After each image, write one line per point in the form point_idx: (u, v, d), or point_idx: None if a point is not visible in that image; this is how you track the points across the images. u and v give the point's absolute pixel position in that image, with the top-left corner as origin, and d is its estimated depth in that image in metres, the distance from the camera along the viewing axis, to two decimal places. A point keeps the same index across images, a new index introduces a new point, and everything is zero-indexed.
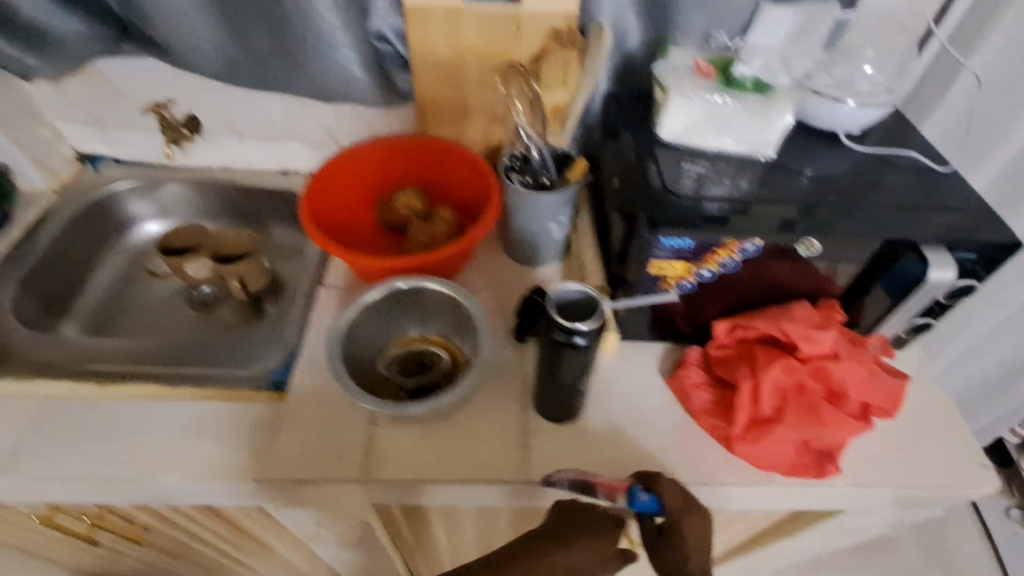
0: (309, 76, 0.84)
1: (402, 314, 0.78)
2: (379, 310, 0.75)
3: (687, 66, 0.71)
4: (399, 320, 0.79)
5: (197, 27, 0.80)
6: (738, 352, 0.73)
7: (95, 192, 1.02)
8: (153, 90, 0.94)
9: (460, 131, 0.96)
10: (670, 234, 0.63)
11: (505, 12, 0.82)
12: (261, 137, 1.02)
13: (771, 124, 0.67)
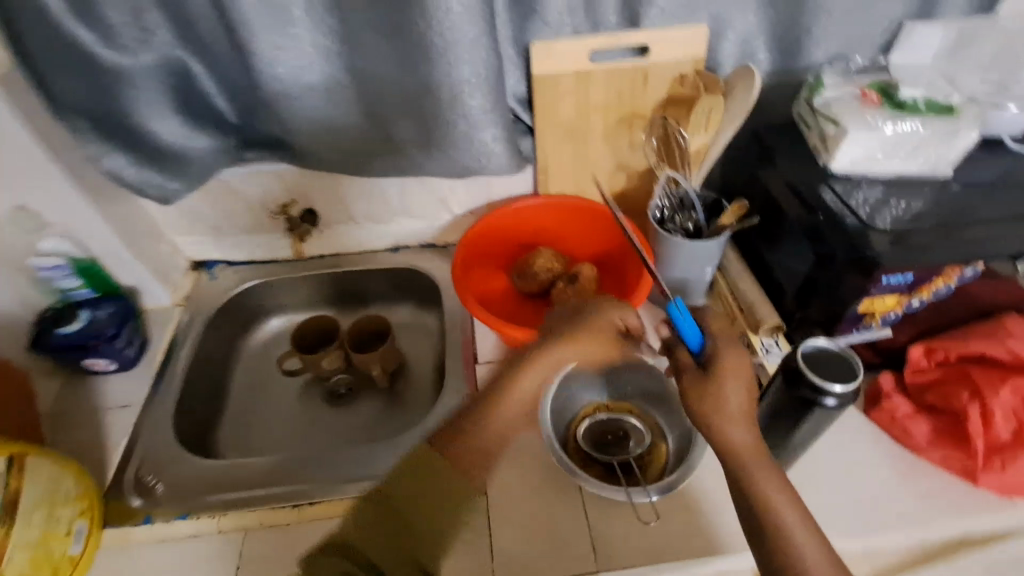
0: (453, 158, 0.79)
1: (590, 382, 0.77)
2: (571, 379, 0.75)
3: (849, 96, 0.70)
4: (585, 387, 0.77)
5: (339, 122, 0.77)
6: (949, 375, 0.70)
7: (219, 298, 1.01)
8: (274, 192, 0.94)
9: (580, 185, 0.95)
10: (893, 271, 0.62)
11: (633, 67, 0.81)
12: (375, 219, 1.01)
13: (954, 144, 0.66)
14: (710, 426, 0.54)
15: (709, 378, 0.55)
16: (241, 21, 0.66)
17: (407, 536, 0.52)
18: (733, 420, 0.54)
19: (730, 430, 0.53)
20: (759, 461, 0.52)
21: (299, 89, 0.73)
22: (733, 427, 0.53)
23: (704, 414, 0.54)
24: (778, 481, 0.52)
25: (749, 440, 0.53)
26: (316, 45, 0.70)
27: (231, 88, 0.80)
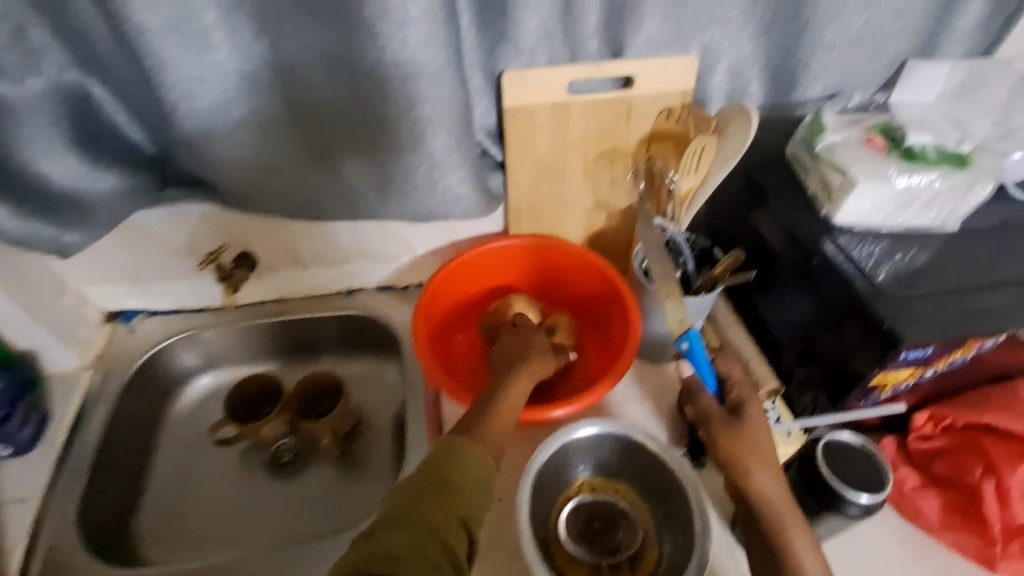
0: (414, 202, 0.69)
1: (575, 461, 0.67)
2: (553, 462, 0.65)
3: (854, 142, 0.64)
4: (570, 466, 0.67)
5: (276, 163, 0.65)
6: (958, 443, 0.65)
7: (140, 356, 0.87)
8: (202, 236, 0.80)
9: (556, 225, 0.86)
10: (914, 346, 0.55)
11: (616, 99, 0.73)
12: (326, 261, 0.89)
13: (965, 198, 0.60)
14: (740, 471, 0.57)
15: (741, 423, 0.59)
16: (143, 49, 0.52)
17: (455, 495, 0.46)
18: (764, 464, 0.56)
19: (755, 473, 0.56)
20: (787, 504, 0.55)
21: (226, 126, 0.61)
22: (762, 471, 0.56)
23: (737, 458, 0.57)
24: (795, 522, 0.54)
25: (776, 484, 0.56)
26: (244, 75, 0.57)
27: (143, 121, 0.67)
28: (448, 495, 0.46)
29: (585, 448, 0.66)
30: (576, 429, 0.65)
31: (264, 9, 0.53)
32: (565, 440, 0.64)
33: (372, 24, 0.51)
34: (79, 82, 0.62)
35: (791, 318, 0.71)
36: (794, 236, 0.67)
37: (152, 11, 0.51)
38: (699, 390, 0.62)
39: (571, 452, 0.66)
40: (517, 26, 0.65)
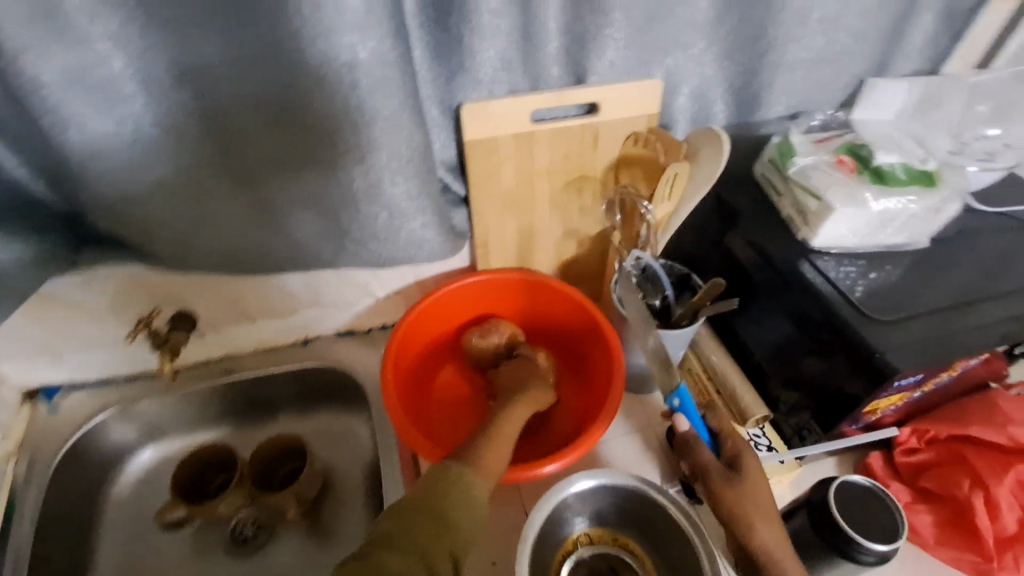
0: (373, 250, 0.63)
1: (571, 515, 0.62)
2: (549, 520, 0.60)
3: (825, 164, 0.63)
4: (566, 520, 0.62)
5: (212, 219, 0.57)
6: (945, 457, 0.65)
7: (68, 437, 0.76)
8: (132, 300, 0.72)
9: (525, 256, 0.82)
10: (907, 375, 0.54)
11: (582, 126, 0.69)
12: (277, 312, 0.81)
13: (933, 215, 0.61)
14: (744, 526, 0.52)
15: (740, 476, 0.55)
16: (38, 106, 0.44)
17: (449, 531, 0.45)
18: (766, 519, 0.52)
19: (759, 526, 0.52)
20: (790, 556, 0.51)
21: (149, 184, 0.53)
22: (765, 526, 0.52)
23: (741, 513, 0.53)
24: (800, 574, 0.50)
25: (778, 536, 0.52)
26: (163, 127, 0.49)
27: (47, 180, 0.58)
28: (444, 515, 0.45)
29: (583, 500, 0.61)
30: (574, 483, 0.60)
31: (182, 54, 0.45)
32: (561, 495, 0.60)
33: (317, 69, 0.45)
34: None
35: (775, 342, 0.69)
36: (772, 260, 0.66)
37: (43, 63, 0.42)
38: (699, 441, 0.57)
39: (568, 507, 0.61)
40: (474, 56, 0.60)
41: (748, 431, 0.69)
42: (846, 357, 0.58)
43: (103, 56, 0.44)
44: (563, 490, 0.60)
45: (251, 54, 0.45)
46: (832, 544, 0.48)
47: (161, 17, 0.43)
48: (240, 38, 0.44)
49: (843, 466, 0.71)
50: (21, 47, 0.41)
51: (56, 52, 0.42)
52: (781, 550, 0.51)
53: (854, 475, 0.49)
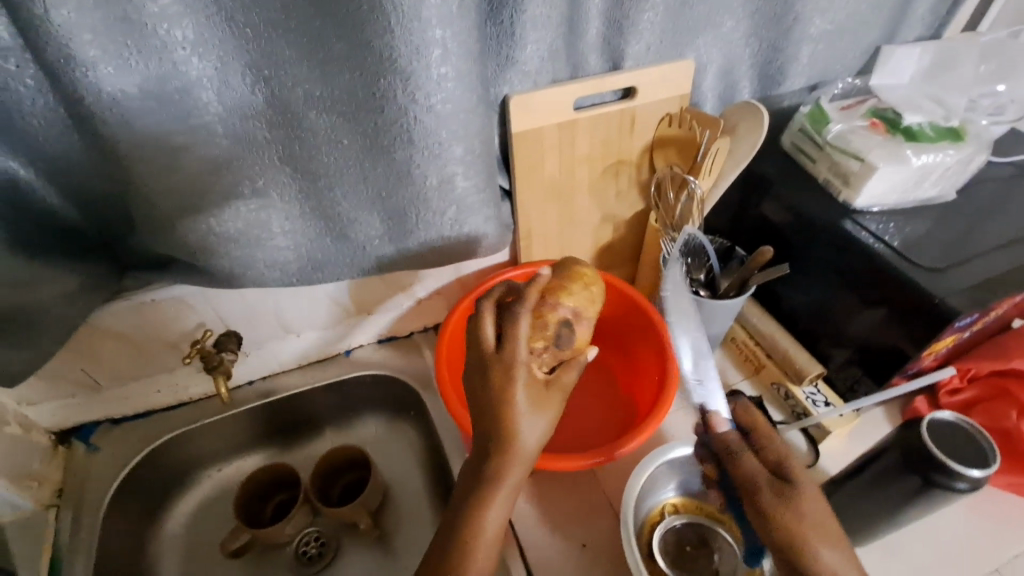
0: (434, 249, 0.62)
1: (664, 481, 0.64)
2: (644, 487, 0.62)
3: (861, 129, 0.67)
4: (658, 487, 0.64)
5: (274, 230, 0.56)
6: (987, 392, 0.70)
7: (114, 480, 0.72)
8: (179, 322, 0.69)
9: (565, 245, 0.82)
10: (966, 315, 0.58)
11: (620, 110, 0.70)
12: (319, 323, 0.79)
13: (962, 168, 0.66)
14: (801, 554, 0.45)
15: (792, 494, 0.47)
16: (111, 122, 0.42)
17: None
18: (828, 541, 0.45)
19: (818, 546, 0.45)
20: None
21: (216, 199, 0.50)
22: (826, 546, 0.45)
23: (791, 540, 0.45)
24: None
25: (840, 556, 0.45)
26: (235, 137, 0.48)
27: (86, 207, 0.53)
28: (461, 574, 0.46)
29: (678, 466, 0.64)
30: (669, 451, 0.63)
31: (261, 59, 0.44)
32: (659, 460, 0.62)
33: (407, 66, 0.45)
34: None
35: (821, 302, 0.72)
36: (814, 224, 0.69)
37: (124, 76, 0.40)
38: (743, 449, 0.51)
39: (663, 474, 0.64)
40: (521, 48, 0.60)
41: (804, 390, 0.73)
42: (906, 307, 0.62)
43: (182, 66, 0.42)
44: (663, 457, 0.63)
45: (336, 55, 0.44)
46: (928, 477, 0.51)
47: (243, 23, 0.42)
48: (326, 39, 0.44)
49: (890, 414, 0.75)
50: (101, 61, 0.39)
51: (136, 64, 0.40)
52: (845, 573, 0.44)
53: (941, 413, 0.53)
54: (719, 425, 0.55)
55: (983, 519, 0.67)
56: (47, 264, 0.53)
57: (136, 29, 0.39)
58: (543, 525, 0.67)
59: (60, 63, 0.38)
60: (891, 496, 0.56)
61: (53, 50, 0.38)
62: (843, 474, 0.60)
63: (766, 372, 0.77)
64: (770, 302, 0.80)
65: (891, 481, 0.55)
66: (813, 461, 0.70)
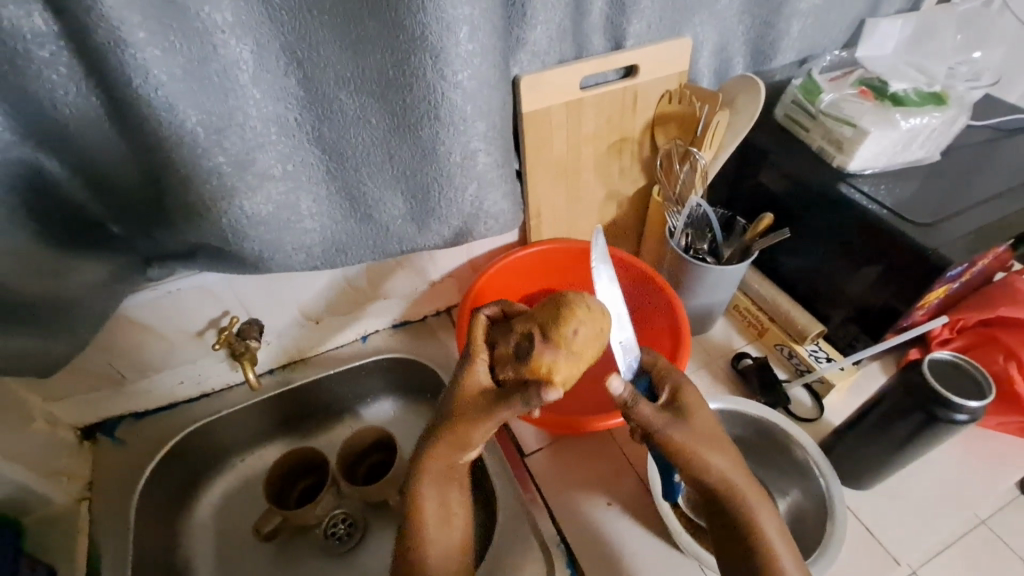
0: (456, 227, 0.65)
1: None
2: None
3: (850, 98, 0.72)
4: None
5: (302, 213, 0.57)
6: (975, 339, 0.74)
7: (144, 470, 0.73)
8: (202, 311, 0.70)
9: (573, 224, 0.84)
10: (956, 265, 0.62)
11: (623, 89, 0.72)
12: (336, 310, 0.81)
13: (944, 131, 0.71)
14: (694, 464, 0.48)
15: (685, 415, 0.50)
16: (154, 104, 0.44)
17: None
18: (716, 448, 0.49)
19: (709, 460, 0.48)
20: (747, 484, 0.50)
21: (248, 182, 0.52)
22: (716, 454, 0.49)
23: (687, 452, 0.48)
24: (754, 496, 0.50)
25: (727, 463, 0.49)
26: (269, 119, 0.50)
27: (111, 199, 0.54)
28: (410, 555, 0.52)
29: None
30: None
31: (296, 40, 0.47)
32: None
33: (437, 42, 0.48)
34: (22, 163, 0.48)
35: (820, 265, 0.76)
36: (810, 189, 0.73)
37: (168, 60, 0.43)
38: (635, 400, 0.48)
39: None
40: (532, 27, 0.62)
41: (806, 348, 0.77)
42: (901, 261, 0.66)
43: (222, 48, 0.44)
44: None
45: (369, 34, 0.48)
46: (930, 412, 0.55)
47: (280, 6, 0.45)
48: (360, 19, 0.47)
49: (887, 367, 0.79)
50: (148, 43, 0.41)
51: (180, 46, 0.43)
52: (734, 475, 0.49)
53: (940, 353, 0.58)
54: (612, 387, 0.48)
55: (978, 460, 0.72)
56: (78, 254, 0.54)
57: (181, 12, 0.41)
58: (568, 487, 0.70)
59: (110, 46, 0.40)
60: (895, 436, 0.60)
61: (103, 34, 0.40)
62: (847, 422, 0.65)
63: (770, 335, 0.81)
64: (770, 269, 0.84)
65: (895, 420, 0.59)
66: (818, 414, 0.75)
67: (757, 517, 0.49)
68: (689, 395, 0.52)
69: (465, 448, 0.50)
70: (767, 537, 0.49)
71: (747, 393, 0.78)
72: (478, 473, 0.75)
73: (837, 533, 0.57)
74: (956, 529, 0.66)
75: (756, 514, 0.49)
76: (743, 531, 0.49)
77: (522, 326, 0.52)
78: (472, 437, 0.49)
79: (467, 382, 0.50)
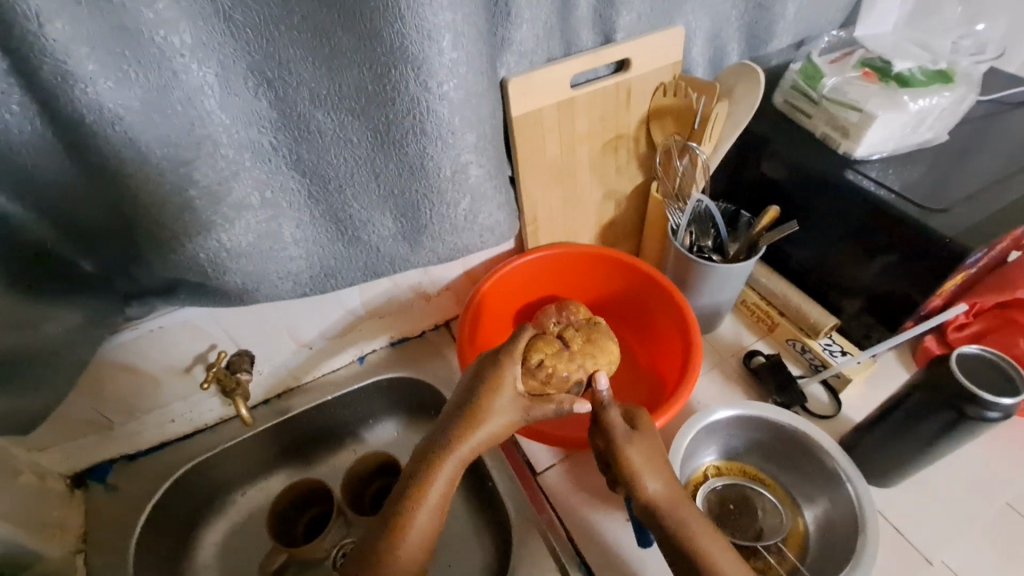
0: (449, 243, 0.61)
1: (705, 446, 0.67)
2: (688, 452, 0.65)
3: (853, 80, 0.69)
4: (700, 452, 0.67)
5: (286, 240, 0.54)
6: (992, 323, 0.73)
7: (138, 515, 0.69)
8: (187, 346, 0.67)
9: (571, 228, 0.80)
10: (976, 251, 0.60)
11: (616, 85, 0.69)
12: (330, 333, 0.77)
13: (953, 110, 0.68)
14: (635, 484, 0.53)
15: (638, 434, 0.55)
16: (112, 138, 0.40)
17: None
18: (656, 471, 0.53)
19: (646, 481, 0.53)
20: (683, 504, 0.53)
21: (224, 214, 0.48)
22: (654, 477, 0.53)
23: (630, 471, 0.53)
24: (694, 516, 0.52)
25: (664, 488, 0.53)
26: (241, 145, 0.46)
27: (83, 239, 0.49)
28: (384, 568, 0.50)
29: (720, 430, 0.66)
30: (715, 413, 0.65)
31: (264, 58, 0.43)
32: (706, 424, 0.65)
33: (418, 53, 0.45)
34: None
35: (830, 256, 0.73)
36: (816, 178, 0.70)
37: (123, 91, 0.39)
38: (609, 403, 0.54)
39: (707, 437, 0.66)
40: (518, 26, 0.58)
41: (819, 342, 0.74)
42: (919, 250, 0.63)
43: (182, 74, 0.41)
44: (710, 421, 0.65)
45: (343, 48, 0.44)
46: (960, 410, 0.53)
47: (242, 23, 0.41)
48: (332, 33, 0.43)
49: (903, 356, 0.77)
50: (100, 75, 0.38)
51: (135, 75, 0.39)
52: (667, 498, 0.53)
53: (966, 347, 0.55)
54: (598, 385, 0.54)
55: (1004, 449, 0.69)
56: (51, 300, 0.50)
57: (132, 37, 0.38)
58: (584, 506, 0.67)
59: (57, 81, 0.37)
60: (923, 434, 0.57)
61: (49, 69, 0.36)
62: (870, 420, 0.62)
63: (781, 330, 0.78)
64: (777, 261, 0.81)
65: (921, 418, 0.57)
66: (835, 410, 0.73)
67: (700, 540, 0.51)
68: (644, 420, 0.56)
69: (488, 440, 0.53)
70: (706, 556, 0.50)
71: (761, 392, 0.75)
72: (489, 495, 0.72)
73: (870, 545, 0.54)
74: (989, 521, 0.64)
75: (696, 535, 0.51)
76: (683, 551, 0.51)
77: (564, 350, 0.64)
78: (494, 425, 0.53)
79: (504, 375, 0.54)
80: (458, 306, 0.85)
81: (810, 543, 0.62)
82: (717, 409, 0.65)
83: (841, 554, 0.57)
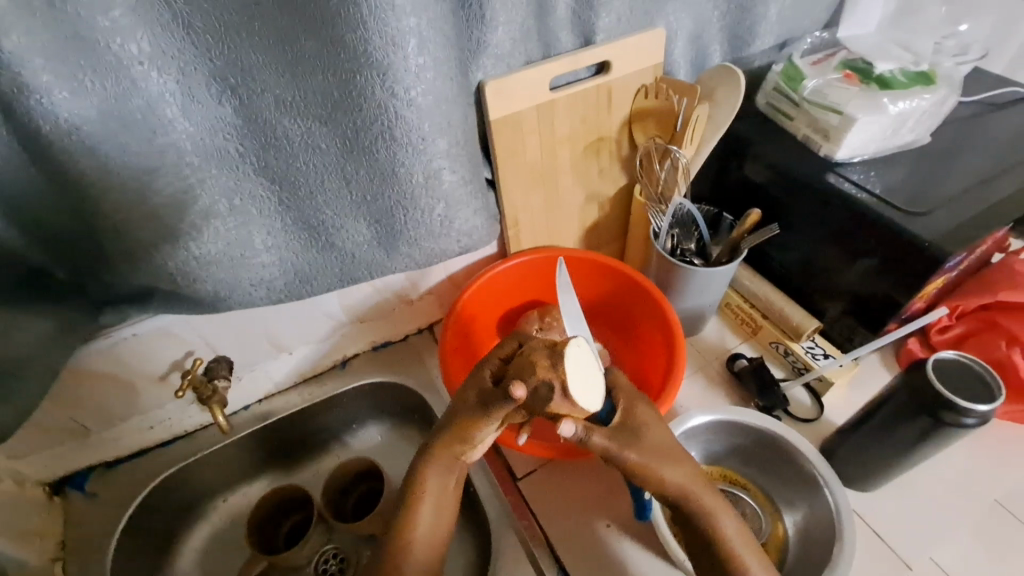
0: (427, 249, 0.61)
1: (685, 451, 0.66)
2: None
3: (834, 82, 0.68)
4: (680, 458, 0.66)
5: (257, 247, 0.53)
6: (976, 325, 0.72)
7: (117, 523, 0.69)
8: (163, 353, 0.66)
9: (554, 231, 0.79)
10: (955, 255, 0.59)
11: (596, 87, 0.68)
12: (310, 339, 0.76)
13: (934, 112, 0.67)
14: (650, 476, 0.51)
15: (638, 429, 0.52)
16: (71, 149, 0.40)
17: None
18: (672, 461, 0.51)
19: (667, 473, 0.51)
20: (708, 495, 0.51)
21: (192, 222, 0.48)
22: (676, 472, 0.51)
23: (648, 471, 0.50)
24: (718, 505, 0.51)
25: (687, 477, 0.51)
26: (207, 153, 0.46)
27: (52, 248, 0.49)
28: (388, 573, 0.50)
29: (700, 434, 0.66)
30: (693, 418, 0.64)
31: (226, 65, 0.43)
32: (686, 431, 0.64)
33: (383, 59, 0.44)
34: None
35: (813, 258, 0.72)
36: (797, 180, 0.69)
37: (81, 101, 0.38)
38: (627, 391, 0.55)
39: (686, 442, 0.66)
40: (494, 29, 0.57)
41: (802, 345, 0.74)
42: (900, 254, 0.62)
43: (141, 82, 0.40)
44: (689, 428, 0.65)
45: (307, 55, 0.44)
46: (936, 416, 0.52)
47: (202, 29, 0.40)
48: (295, 38, 0.42)
49: (886, 358, 0.77)
50: (56, 85, 0.37)
51: (92, 85, 0.38)
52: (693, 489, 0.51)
53: (945, 351, 0.55)
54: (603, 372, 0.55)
55: (987, 451, 0.69)
56: (21, 309, 0.49)
57: (88, 46, 0.37)
58: (565, 511, 0.67)
59: (12, 92, 0.36)
60: (902, 438, 0.57)
61: (4, 80, 0.35)
62: (850, 424, 0.62)
63: (765, 332, 0.78)
64: (761, 263, 0.80)
65: (901, 423, 0.56)
66: (818, 413, 0.72)
67: (722, 529, 0.51)
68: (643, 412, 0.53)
69: (469, 441, 0.52)
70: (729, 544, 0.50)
71: (744, 395, 0.75)
72: (471, 500, 0.72)
73: (846, 554, 0.54)
74: (970, 524, 0.64)
75: (719, 525, 0.51)
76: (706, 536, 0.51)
77: (567, 405, 0.47)
78: (474, 434, 0.51)
79: (467, 392, 0.52)
80: (441, 309, 0.84)
81: (789, 548, 0.61)
82: (694, 416, 0.65)
83: (819, 562, 0.57)
